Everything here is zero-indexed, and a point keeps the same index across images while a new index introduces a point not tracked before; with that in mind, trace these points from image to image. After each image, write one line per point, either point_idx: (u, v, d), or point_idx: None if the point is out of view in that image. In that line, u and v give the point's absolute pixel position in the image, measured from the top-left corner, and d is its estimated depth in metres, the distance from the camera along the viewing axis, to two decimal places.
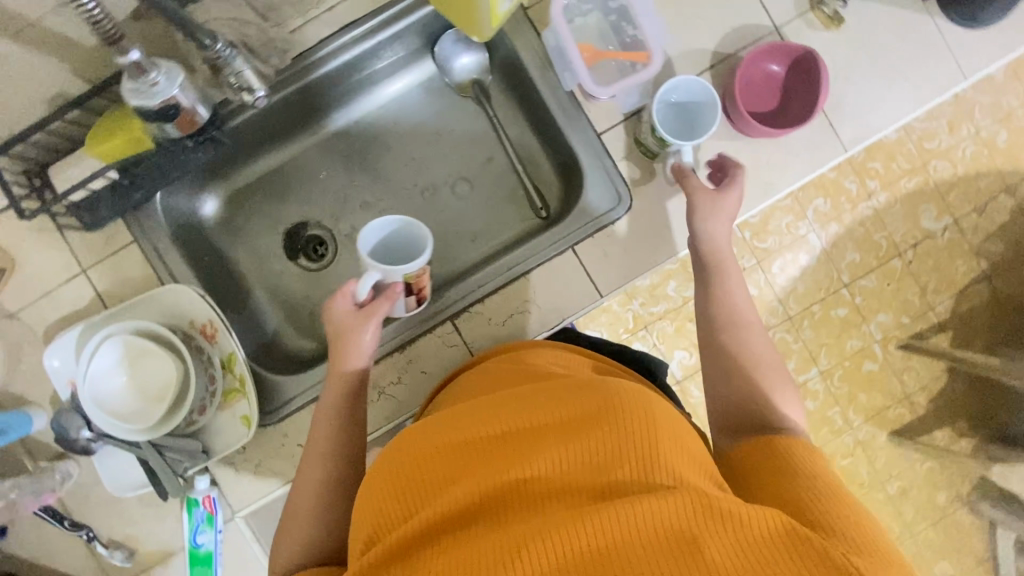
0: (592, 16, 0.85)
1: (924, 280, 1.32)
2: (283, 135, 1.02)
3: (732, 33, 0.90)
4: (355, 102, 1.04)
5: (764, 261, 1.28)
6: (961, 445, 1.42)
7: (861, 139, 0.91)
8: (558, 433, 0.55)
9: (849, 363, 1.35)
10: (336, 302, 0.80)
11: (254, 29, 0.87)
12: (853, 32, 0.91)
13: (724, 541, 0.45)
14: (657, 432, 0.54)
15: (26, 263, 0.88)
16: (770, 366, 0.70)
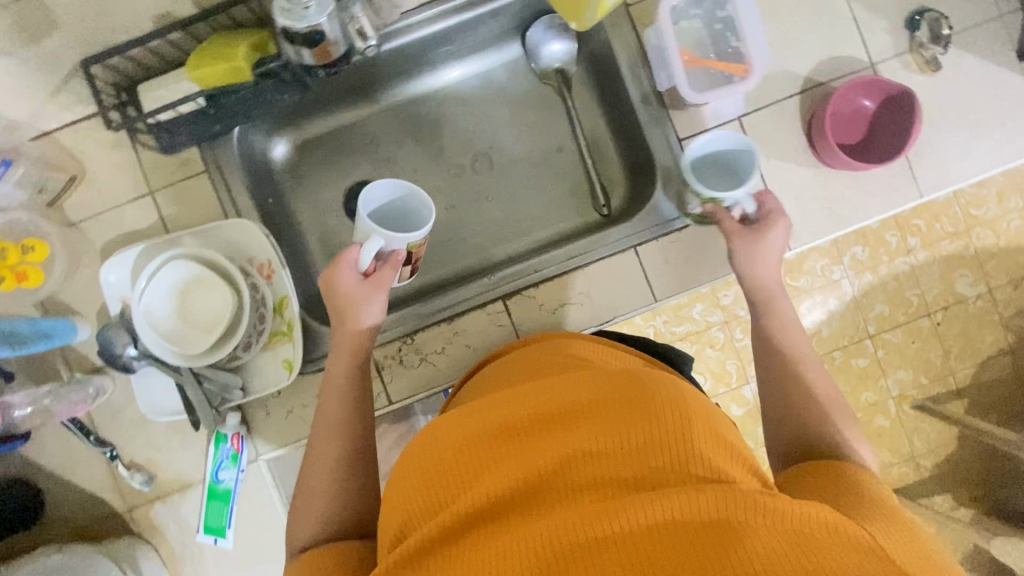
0: (697, 22, 0.85)
1: (949, 343, 1.30)
2: (359, 93, 1.02)
3: (827, 62, 0.90)
4: (435, 74, 1.04)
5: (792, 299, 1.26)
6: (960, 514, 1.38)
7: (939, 187, 0.91)
8: (587, 420, 0.51)
9: (860, 415, 1.33)
10: (337, 273, 0.77)
11: None
12: (949, 80, 0.91)
13: (772, 538, 0.40)
14: (695, 425, 0.49)
15: (96, 175, 0.88)
16: (838, 408, 0.65)
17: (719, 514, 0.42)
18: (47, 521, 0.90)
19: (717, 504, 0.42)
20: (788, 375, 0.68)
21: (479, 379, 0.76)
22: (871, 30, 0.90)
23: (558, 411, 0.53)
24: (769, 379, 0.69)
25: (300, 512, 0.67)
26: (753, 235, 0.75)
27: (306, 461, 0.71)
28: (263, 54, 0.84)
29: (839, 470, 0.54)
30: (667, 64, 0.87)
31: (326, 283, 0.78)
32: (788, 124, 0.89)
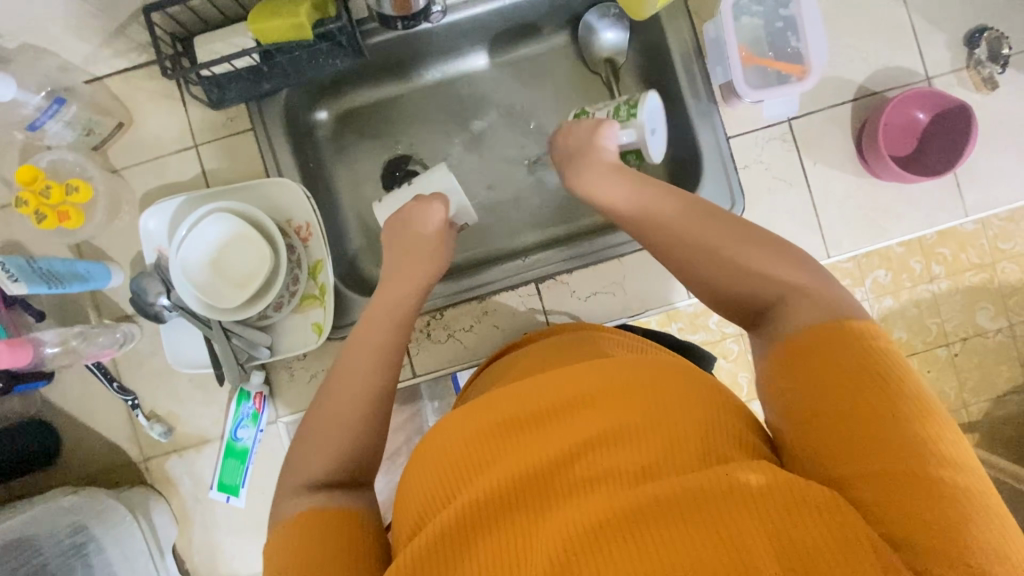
0: (757, 19, 0.84)
1: None
2: (405, 65, 1.02)
3: (883, 72, 0.89)
4: (484, 55, 1.04)
5: None
6: None
7: (984, 208, 0.91)
8: (592, 410, 0.49)
9: None
10: (437, 208, 0.81)
11: None
12: (1005, 100, 0.89)
13: (782, 539, 0.38)
14: (695, 412, 0.47)
15: (145, 123, 0.90)
16: (731, 242, 0.57)
17: (729, 505, 0.40)
18: (63, 463, 0.90)
19: (726, 495, 0.41)
20: (684, 242, 0.61)
21: (497, 368, 0.73)
22: (929, 44, 0.89)
23: (556, 399, 0.51)
24: (672, 257, 0.62)
25: (306, 438, 0.62)
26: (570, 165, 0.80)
27: (328, 377, 0.67)
28: (321, 15, 0.83)
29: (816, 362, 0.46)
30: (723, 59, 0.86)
31: (426, 208, 0.80)
32: (837, 131, 0.89)
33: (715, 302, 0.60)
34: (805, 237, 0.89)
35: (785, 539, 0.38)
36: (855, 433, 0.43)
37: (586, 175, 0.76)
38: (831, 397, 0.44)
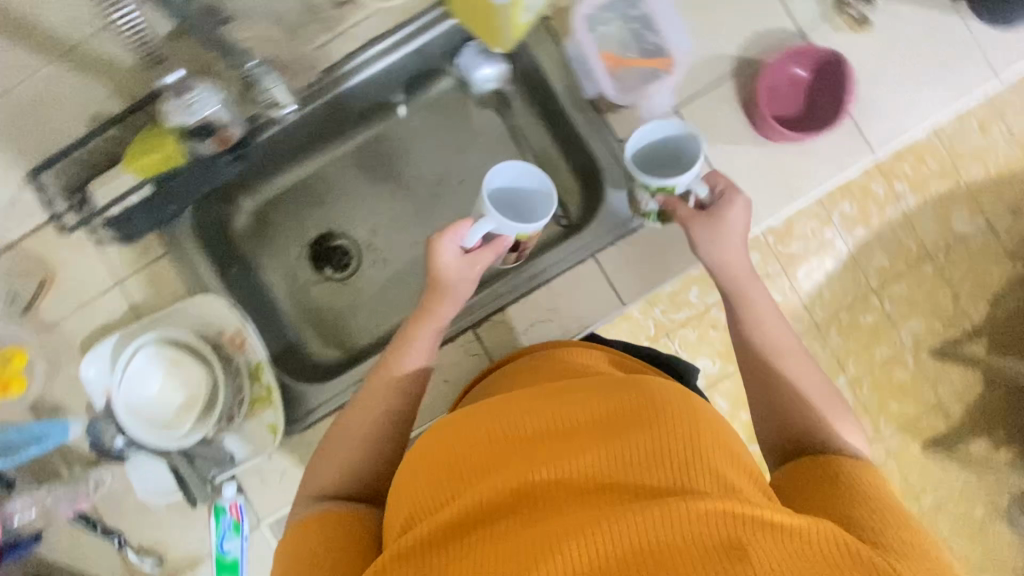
0: (614, 25, 0.87)
1: (954, 285, 1.67)
2: (318, 143, 1.04)
3: (756, 38, 0.89)
4: (381, 116, 1.05)
5: (792, 265, 1.26)
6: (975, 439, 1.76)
7: (890, 142, 0.89)
8: (597, 431, 0.54)
9: (878, 371, 1.68)
10: (444, 240, 0.78)
11: (284, 48, 0.92)
12: (883, 35, 0.89)
13: (768, 550, 0.46)
14: (717, 446, 0.53)
15: (64, 273, 0.91)
16: (826, 396, 0.72)
17: (740, 530, 0.46)
18: None
19: (738, 521, 0.47)
20: (775, 374, 0.74)
21: (490, 381, 0.77)
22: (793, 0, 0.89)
23: (585, 416, 0.56)
24: (753, 378, 0.76)
25: (322, 467, 0.71)
26: (711, 218, 0.81)
27: (346, 410, 0.74)
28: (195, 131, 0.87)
29: (835, 476, 0.61)
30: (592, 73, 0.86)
31: (441, 240, 0.79)
32: (726, 108, 0.88)
33: (759, 423, 0.74)
34: None
35: (786, 568, 0.45)
36: (868, 510, 0.55)
37: (721, 254, 0.80)
38: (845, 498, 0.57)
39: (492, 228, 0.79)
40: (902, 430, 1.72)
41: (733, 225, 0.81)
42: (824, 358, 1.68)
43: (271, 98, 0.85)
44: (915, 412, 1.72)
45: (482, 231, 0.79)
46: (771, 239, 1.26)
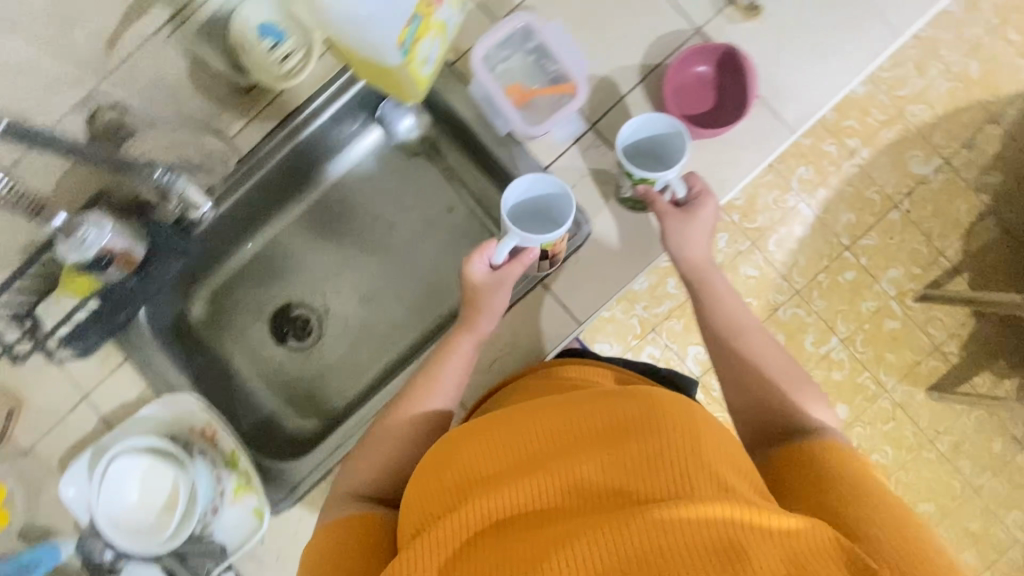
0: (513, 59, 0.88)
1: (923, 228, 1.70)
2: (275, 207, 1.06)
3: (656, 43, 0.90)
4: (324, 168, 1.07)
5: (759, 240, 1.69)
6: (983, 377, 1.71)
7: (806, 118, 0.89)
8: (605, 438, 0.55)
9: (868, 325, 1.69)
10: (473, 261, 0.80)
11: (211, 145, 0.94)
12: (775, 18, 0.91)
13: (768, 552, 0.46)
14: (719, 452, 0.54)
15: (31, 396, 0.91)
16: (791, 375, 0.72)
17: (739, 533, 0.47)
18: None
19: (739, 526, 0.48)
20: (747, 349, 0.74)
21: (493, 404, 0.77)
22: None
23: (592, 425, 0.57)
24: (723, 358, 0.75)
25: (359, 465, 0.70)
26: (684, 215, 0.82)
27: (389, 412, 0.73)
28: None
29: (840, 467, 0.59)
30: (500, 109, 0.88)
31: (473, 261, 0.80)
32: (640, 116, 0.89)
33: (739, 403, 0.73)
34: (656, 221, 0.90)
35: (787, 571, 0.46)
36: (871, 506, 0.54)
37: (684, 240, 0.81)
38: (848, 491, 0.56)
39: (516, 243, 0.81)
40: (905, 380, 1.69)
41: (704, 217, 0.82)
42: (810, 323, 1.68)
43: (185, 201, 0.89)
44: (915, 360, 1.70)
45: (508, 248, 0.80)
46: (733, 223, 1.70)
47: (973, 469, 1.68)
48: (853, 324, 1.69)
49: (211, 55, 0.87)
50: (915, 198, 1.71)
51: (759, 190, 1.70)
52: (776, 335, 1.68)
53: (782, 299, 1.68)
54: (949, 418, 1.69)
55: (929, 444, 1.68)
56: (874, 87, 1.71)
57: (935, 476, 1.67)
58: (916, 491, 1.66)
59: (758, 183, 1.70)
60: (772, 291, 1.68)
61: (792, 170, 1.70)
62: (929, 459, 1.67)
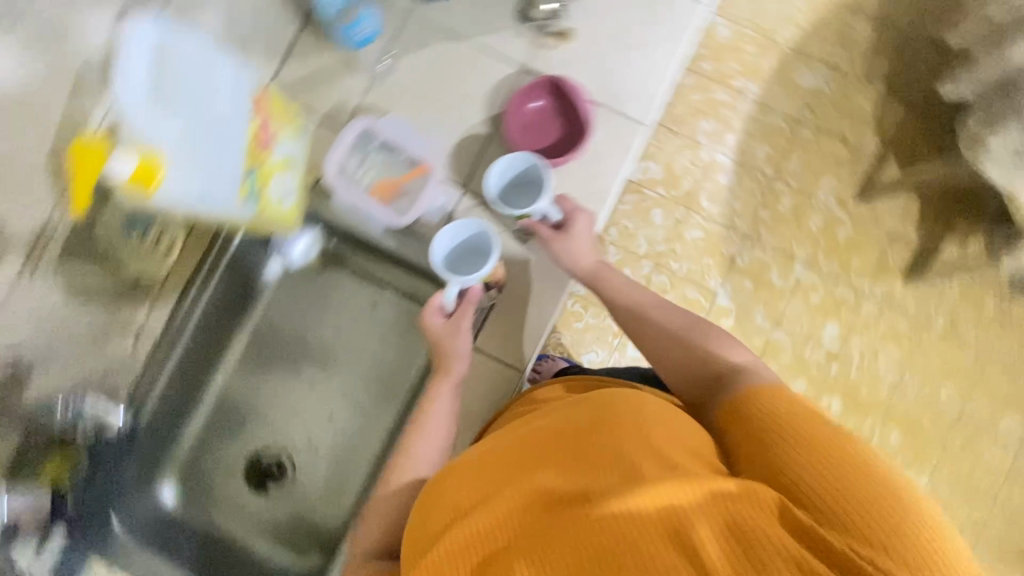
0: (363, 161, 0.89)
1: (836, 133, 1.74)
2: (219, 346, 1.06)
3: (492, 96, 0.94)
4: (261, 276, 1.06)
5: (692, 203, 1.71)
6: (953, 245, 1.70)
7: (651, 107, 0.94)
8: (567, 449, 0.59)
9: (822, 241, 1.71)
10: (428, 317, 0.87)
11: (114, 344, 0.97)
12: (587, 33, 0.95)
13: (720, 518, 0.47)
14: (666, 437, 0.57)
15: None
16: (693, 330, 0.74)
17: (682, 502, 0.48)
18: None
19: (681, 496, 0.48)
20: (654, 326, 0.76)
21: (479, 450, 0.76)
22: (502, 43, 0.95)
23: (552, 444, 0.60)
24: (638, 338, 0.77)
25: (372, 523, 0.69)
26: (561, 235, 0.86)
27: (386, 484, 0.72)
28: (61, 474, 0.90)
29: (797, 412, 0.56)
30: (369, 210, 0.88)
31: (427, 318, 0.87)
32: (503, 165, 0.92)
33: (670, 375, 0.73)
34: None
35: (743, 533, 0.46)
36: (827, 451, 0.51)
37: (564, 248, 0.86)
38: (807, 439, 0.53)
39: (460, 286, 0.88)
40: (879, 278, 1.70)
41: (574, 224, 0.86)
42: (770, 260, 1.70)
43: (98, 418, 0.92)
44: (878, 256, 1.70)
45: (454, 291, 0.87)
46: (668, 197, 1.72)
47: (975, 335, 1.67)
48: (808, 246, 1.71)
49: (85, 279, 0.89)
50: (816, 108, 1.75)
51: (674, 156, 1.72)
52: (744, 283, 1.70)
53: (735, 248, 1.70)
54: (932, 296, 1.69)
55: (927, 329, 1.68)
56: (738, 27, 1.76)
57: (944, 355, 1.67)
58: (932, 377, 1.65)
59: (670, 152, 1.72)
60: (722, 245, 1.71)
61: (695, 127, 1.74)
62: (931, 342, 1.67)
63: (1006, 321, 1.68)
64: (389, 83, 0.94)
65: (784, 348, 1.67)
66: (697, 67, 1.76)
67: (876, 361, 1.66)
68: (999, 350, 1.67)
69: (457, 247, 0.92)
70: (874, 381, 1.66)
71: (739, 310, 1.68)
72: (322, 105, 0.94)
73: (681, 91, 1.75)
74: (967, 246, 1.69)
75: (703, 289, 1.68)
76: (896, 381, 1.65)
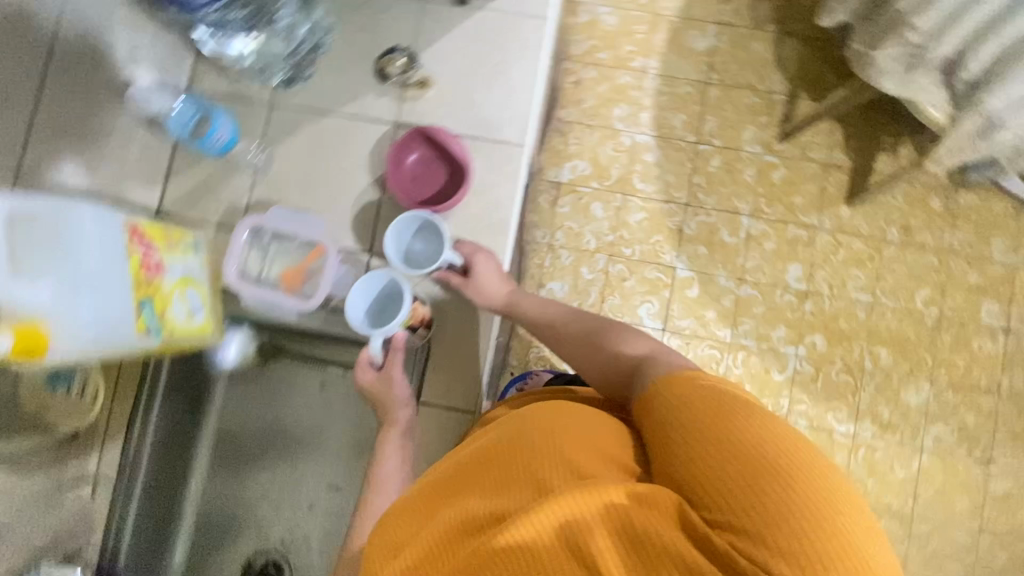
0: (261, 254, 0.89)
1: (745, 81, 1.70)
2: (185, 454, 1.07)
3: (373, 159, 0.97)
4: (210, 375, 1.07)
5: (623, 189, 1.69)
6: (892, 157, 1.64)
7: (525, 127, 0.97)
8: (490, 468, 0.63)
9: (761, 188, 1.67)
10: (360, 373, 0.89)
11: (69, 500, 0.95)
12: (445, 74, 0.98)
13: (615, 523, 0.53)
14: (580, 446, 0.61)
15: None
16: (605, 334, 0.80)
17: (587, 515, 0.53)
18: None
19: (586, 509, 0.53)
20: (571, 334, 0.84)
21: None
22: (369, 106, 0.98)
23: (479, 465, 0.64)
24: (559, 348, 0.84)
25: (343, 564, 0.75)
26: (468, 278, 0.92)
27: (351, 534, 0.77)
28: None
29: (713, 403, 0.58)
30: (278, 299, 0.89)
31: (360, 374, 0.89)
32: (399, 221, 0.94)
33: (592, 375, 0.79)
34: None
35: (632, 534, 0.52)
36: (735, 449, 0.55)
37: (477, 289, 0.91)
38: (719, 435, 0.56)
39: (383, 338, 0.88)
40: (827, 209, 1.65)
41: (477, 264, 0.91)
42: (717, 220, 1.67)
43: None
44: (818, 187, 1.66)
45: (378, 345, 0.88)
46: (603, 188, 1.70)
47: (934, 236, 1.62)
48: (749, 197, 1.67)
49: (13, 447, 0.86)
50: (718, 66, 1.71)
51: (597, 149, 1.71)
52: (698, 250, 1.67)
53: (678, 219, 1.68)
54: (879, 211, 1.64)
55: (890, 246, 1.63)
56: (621, 8, 1.75)
57: (914, 266, 1.62)
58: (904, 286, 1.61)
59: (590, 146, 1.71)
60: (665, 220, 1.67)
61: (609, 116, 1.71)
62: (892, 256, 1.62)
63: (969, 215, 1.62)
64: (273, 174, 0.97)
65: (755, 302, 1.63)
66: (592, 58, 1.74)
67: (846, 286, 1.62)
68: (967, 247, 1.62)
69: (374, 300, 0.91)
70: (850, 309, 1.61)
71: (701, 276, 1.65)
72: (215, 212, 0.96)
73: (585, 84, 1.73)
74: (904, 155, 1.64)
75: (662, 267, 1.66)
76: (871, 302, 1.61)
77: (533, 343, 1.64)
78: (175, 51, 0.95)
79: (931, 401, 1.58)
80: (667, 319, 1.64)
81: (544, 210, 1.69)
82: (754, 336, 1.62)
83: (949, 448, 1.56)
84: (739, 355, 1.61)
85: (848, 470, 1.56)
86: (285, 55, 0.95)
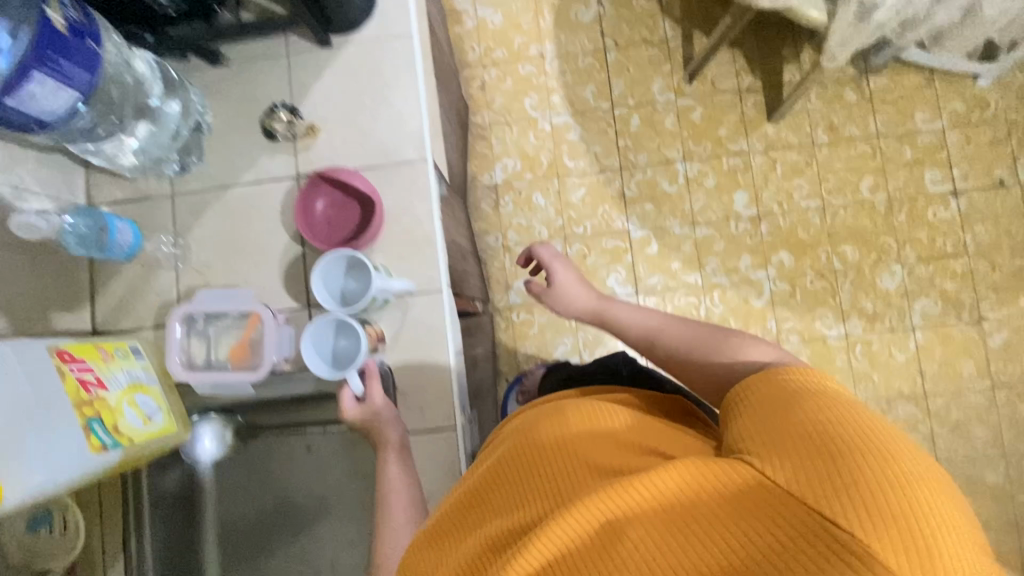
0: (201, 342, 0.90)
1: (640, 37, 1.74)
2: (194, 564, 1.04)
3: (285, 216, 0.98)
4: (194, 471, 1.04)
5: (557, 172, 1.71)
6: (796, 65, 1.69)
7: (422, 143, 0.98)
8: (513, 480, 0.58)
9: (687, 132, 1.70)
10: (345, 408, 0.87)
11: None
12: (333, 118, 1.00)
13: (655, 514, 0.47)
14: (608, 449, 0.57)
15: None
16: (718, 338, 0.74)
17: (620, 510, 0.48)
18: None
19: (619, 504, 0.48)
20: (670, 335, 0.79)
21: None
22: (267, 168, 0.99)
23: (500, 480, 0.60)
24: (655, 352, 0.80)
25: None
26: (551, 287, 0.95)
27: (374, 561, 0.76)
28: None
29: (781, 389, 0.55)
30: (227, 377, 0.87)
31: (346, 412, 0.87)
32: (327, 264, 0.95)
33: (695, 377, 0.74)
34: (424, 297, 0.98)
35: (676, 521, 0.46)
36: (799, 424, 0.50)
37: (559, 296, 0.94)
38: (784, 414, 0.52)
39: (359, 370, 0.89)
40: (753, 131, 1.68)
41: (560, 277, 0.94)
42: (655, 174, 1.69)
43: None
44: (738, 114, 1.69)
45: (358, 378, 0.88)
46: (537, 177, 1.72)
47: (860, 127, 1.66)
48: (677, 143, 1.70)
49: None
50: (610, 30, 1.75)
51: (521, 142, 1.73)
52: (646, 208, 1.69)
53: (618, 184, 1.70)
54: (804, 119, 1.67)
55: (823, 148, 1.66)
56: (503, 4, 1.78)
57: (851, 160, 1.65)
58: (848, 182, 1.65)
59: (513, 142, 1.73)
60: (605, 189, 1.70)
61: (523, 108, 1.74)
62: (826, 157, 1.66)
63: (887, 96, 1.66)
64: (196, 261, 0.98)
65: (714, 239, 1.65)
66: (491, 59, 1.77)
67: (793, 198, 1.65)
68: (895, 127, 1.65)
69: (325, 339, 0.91)
70: (805, 219, 1.64)
71: (656, 232, 1.67)
72: (150, 313, 0.97)
73: (490, 86, 1.76)
74: (809, 61, 1.69)
75: (616, 234, 1.68)
76: (822, 206, 1.64)
77: (518, 344, 1.65)
78: (65, 172, 0.96)
79: (908, 280, 1.60)
80: (637, 282, 1.65)
81: (489, 214, 1.71)
82: (723, 272, 1.64)
83: (940, 319, 1.59)
84: (715, 294, 1.63)
85: (852, 370, 1.58)
86: (171, 143, 0.95)
